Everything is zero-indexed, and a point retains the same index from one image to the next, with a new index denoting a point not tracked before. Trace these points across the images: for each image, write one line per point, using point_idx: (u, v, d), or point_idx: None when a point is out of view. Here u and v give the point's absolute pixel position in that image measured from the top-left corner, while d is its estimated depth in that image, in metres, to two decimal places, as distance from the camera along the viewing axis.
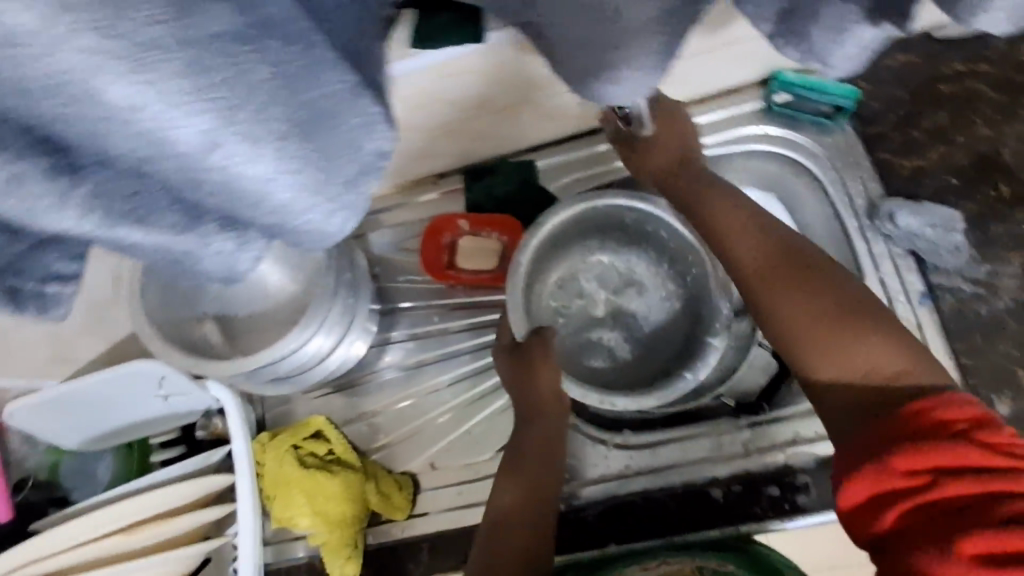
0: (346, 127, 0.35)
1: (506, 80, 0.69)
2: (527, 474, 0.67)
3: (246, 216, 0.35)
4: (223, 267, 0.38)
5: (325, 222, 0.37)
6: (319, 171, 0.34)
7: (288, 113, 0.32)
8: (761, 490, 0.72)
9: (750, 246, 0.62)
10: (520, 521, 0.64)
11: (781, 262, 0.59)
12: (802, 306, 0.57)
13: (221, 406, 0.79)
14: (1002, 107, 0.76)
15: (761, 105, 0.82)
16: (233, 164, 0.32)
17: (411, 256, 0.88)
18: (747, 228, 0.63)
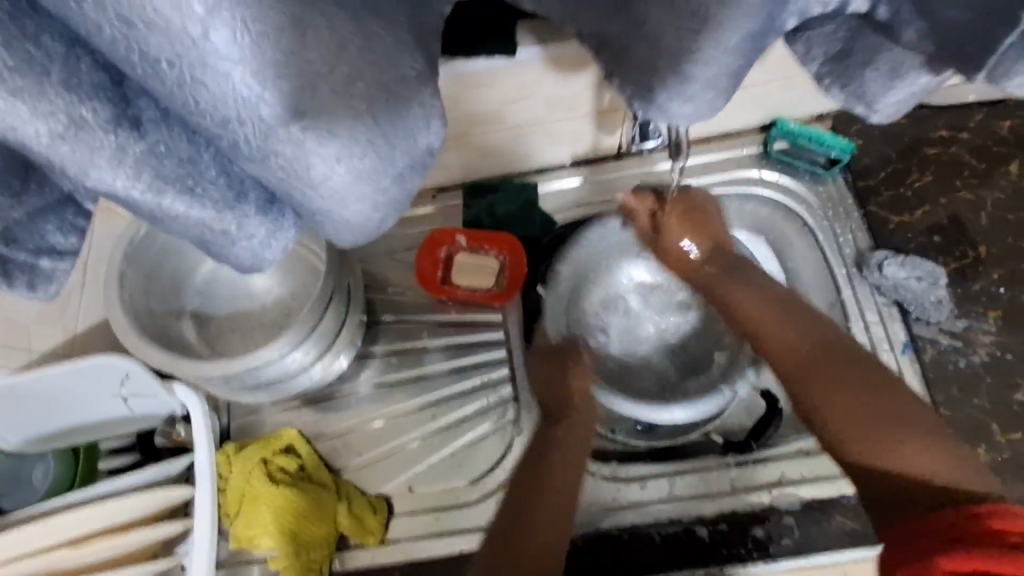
0: (411, 120, 0.37)
1: (527, 95, 0.72)
2: (559, 459, 0.67)
3: (300, 195, 0.36)
4: (249, 254, 0.40)
5: (370, 212, 0.38)
6: (379, 158, 0.37)
7: (366, 91, 0.35)
8: (745, 529, 0.72)
9: (786, 335, 0.66)
10: (551, 502, 0.64)
11: (826, 361, 0.62)
12: (842, 398, 0.59)
13: (185, 412, 0.74)
14: (981, 173, 0.81)
15: (759, 150, 0.85)
16: (308, 135, 0.33)
17: (401, 269, 0.86)
18: (788, 324, 0.66)
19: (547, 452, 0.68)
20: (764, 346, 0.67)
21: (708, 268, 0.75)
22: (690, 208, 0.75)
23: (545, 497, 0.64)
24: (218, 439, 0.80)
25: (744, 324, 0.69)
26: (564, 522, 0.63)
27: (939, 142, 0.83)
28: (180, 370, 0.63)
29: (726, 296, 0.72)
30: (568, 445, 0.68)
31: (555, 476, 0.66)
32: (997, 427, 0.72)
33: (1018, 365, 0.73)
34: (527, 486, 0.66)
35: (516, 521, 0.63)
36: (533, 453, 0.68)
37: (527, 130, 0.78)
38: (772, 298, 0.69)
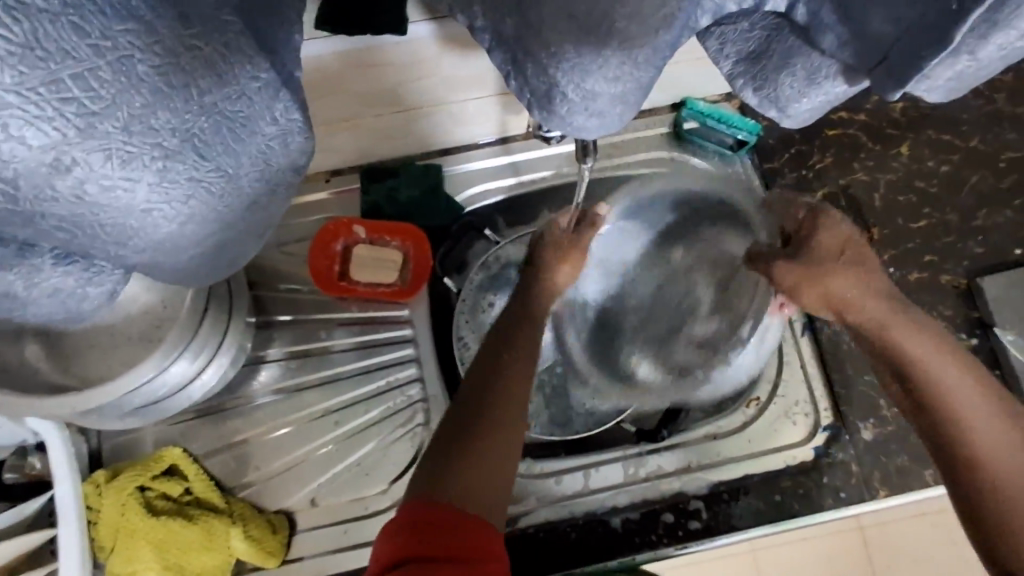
0: (260, 136, 0.34)
1: (425, 77, 0.65)
2: (512, 385, 0.53)
3: (100, 249, 0.33)
4: (59, 309, 0.35)
5: (211, 252, 0.38)
6: (209, 196, 0.33)
7: (178, 126, 0.30)
8: (657, 516, 0.73)
9: (971, 386, 0.51)
10: (496, 441, 0.49)
11: (1007, 431, 0.49)
12: (1019, 478, 0.47)
13: (40, 440, 0.65)
14: (876, 155, 0.84)
15: (669, 130, 0.83)
16: (87, 190, 0.29)
17: (295, 262, 0.78)
18: (963, 359, 0.53)
19: (495, 369, 0.53)
20: (936, 408, 0.51)
21: (883, 305, 0.56)
22: (845, 242, 0.59)
23: (488, 450, 0.48)
24: (88, 464, 0.71)
25: (878, 338, 0.55)
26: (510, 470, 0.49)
27: (838, 123, 0.85)
28: (17, 412, 0.54)
29: (894, 342, 0.54)
30: (523, 365, 0.54)
31: (505, 407, 0.51)
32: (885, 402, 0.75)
33: None
34: (472, 405, 0.51)
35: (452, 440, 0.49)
36: (479, 369, 0.54)
37: (428, 112, 0.72)
38: (945, 346, 0.53)
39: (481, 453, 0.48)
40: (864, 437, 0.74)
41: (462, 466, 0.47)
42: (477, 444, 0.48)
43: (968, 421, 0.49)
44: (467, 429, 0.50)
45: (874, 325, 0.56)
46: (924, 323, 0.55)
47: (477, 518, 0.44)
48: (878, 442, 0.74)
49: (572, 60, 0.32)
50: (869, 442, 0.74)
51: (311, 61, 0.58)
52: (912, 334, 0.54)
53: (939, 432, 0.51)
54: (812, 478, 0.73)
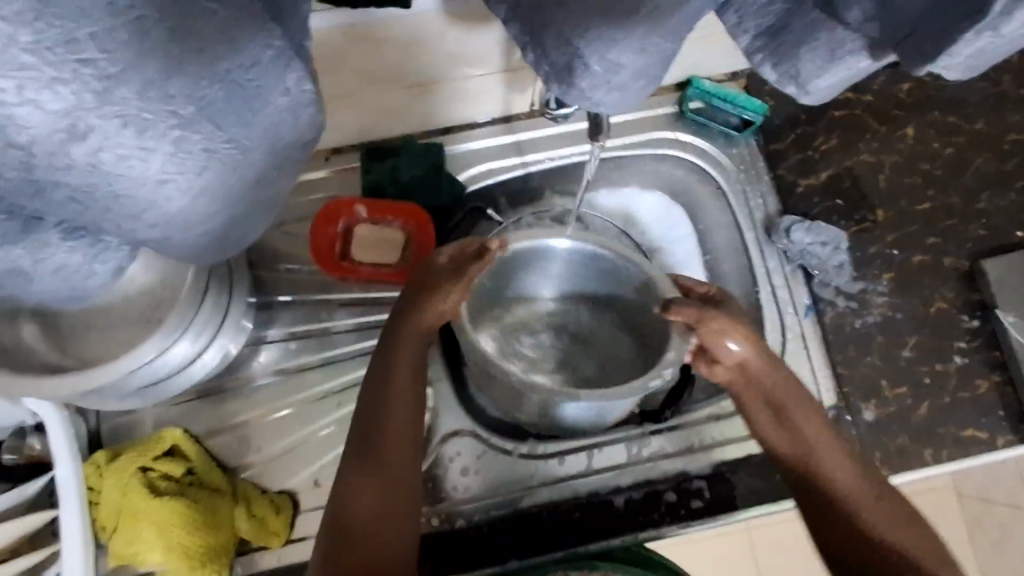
0: (273, 109, 0.32)
1: (427, 54, 0.64)
2: (395, 403, 0.60)
3: (110, 221, 0.33)
4: (61, 287, 0.37)
5: (222, 226, 0.37)
6: (221, 169, 0.33)
7: (193, 97, 0.30)
8: (659, 496, 0.73)
9: (813, 432, 0.60)
10: (388, 450, 0.59)
11: (852, 474, 0.58)
12: (875, 511, 0.56)
13: (40, 420, 0.65)
14: (881, 136, 0.83)
15: (674, 110, 0.82)
16: (103, 162, 0.30)
17: (295, 242, 0.77)
18: (805, 401, 0.61)
19: (385, 383, 0.60)
20: (808, 455, 0.59)
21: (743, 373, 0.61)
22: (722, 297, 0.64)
23: (387, 452, 0.58)
24: (87, 445, 0.70)
25: (749, 401, 0.62)
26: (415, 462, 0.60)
27: (844, 104, 0.84)
28: (19, 389, 0.53)
29: (771, 398, 0.61)
30: (411, 362, 0.61)
31: (398, 414, 0.60)
32: (886, 382, 0.76)
33: (906, 325, 0.77)
34: (375, 437, 0.59)
35: (353, 457, 0.58)
36: (371, 391, 0.61)
37: (431, 89, 0.70)
38: (805, 406, 0.61)
39: (383, 466, 0.58)
40: (866, 418, 0.74)
41: (365, 491, 0.57)
42: (383, 461, 0.58)
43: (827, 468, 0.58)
44: (371, 452, 0.58)
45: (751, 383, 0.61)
46: (800, 385, 0.62)
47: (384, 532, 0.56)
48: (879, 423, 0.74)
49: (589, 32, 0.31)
50: (871, 423, 0.74)
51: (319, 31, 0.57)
52: (790, 393, 0.61)
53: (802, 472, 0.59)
54: None
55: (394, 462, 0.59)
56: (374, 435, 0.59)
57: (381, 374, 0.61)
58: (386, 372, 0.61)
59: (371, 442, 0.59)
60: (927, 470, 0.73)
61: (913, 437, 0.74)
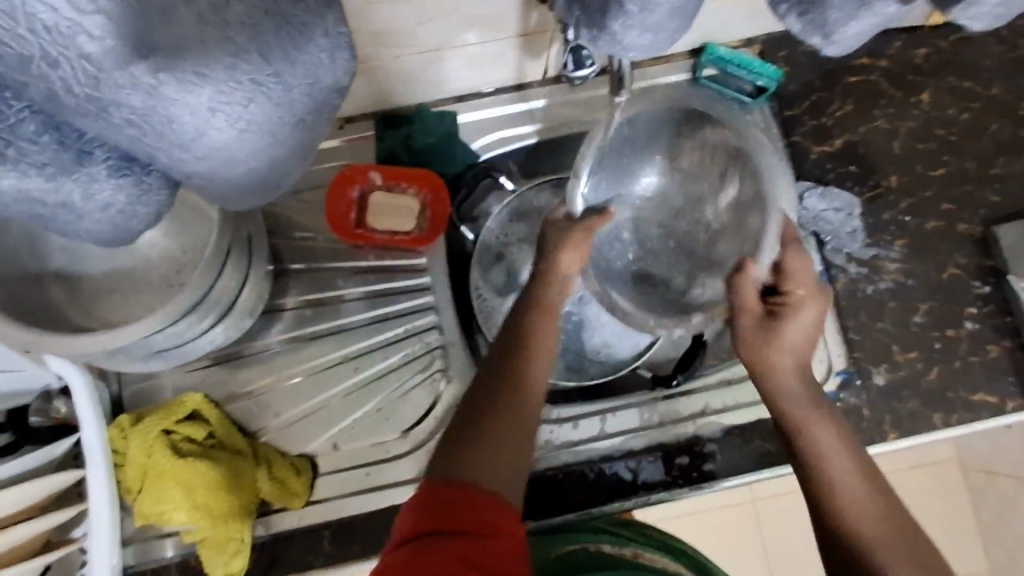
0: (314, 49, 0.31)
1: (445, 17, 0.64)
2: (525, 364, 0.56)
3: (159, 158, 0.31)
4: (107, 225, 0.35)
5: (262, 166, 0.35)
6: (271, 103, 0.31)
7: (244, 21, 0.28)
8: (672, 459, 0.74)
9: (830, 445, 0.54)
10: (516, 401, 0.54)
11: (872, 509, 0.51)
12: (892, 549, 0.50)
13: (65, 383, 0.66)
14: (896, 102, 0.83)
15: (688, 76, 0.81)
16: (161, 84, 0.28)
17: (310, 209, 0.78)
18: (831, 420, 0.56)
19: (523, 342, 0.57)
20: (817, 468, 0.54)
21: (792, 369, 0.57)
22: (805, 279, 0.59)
23: (507, 416, 0.53)
24: (110, 409, 0.72)
25: (773, 402, 0.58)
26: (528, 427, 0.54)
27: (860, 70, 0.83)
28: (48, 348, 0.54)
29: (794, 412, 0.56)
30: (547, 338, 0.59)
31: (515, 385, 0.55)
32: (897, 347, 0.76)
33: (918, 291, 0.78)
34: (480, 407, 0.54)
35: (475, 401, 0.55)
36: (507, 337, 0.59)
37: (447, 53, 0.70)
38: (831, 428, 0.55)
39: (498, 426, 0.53)
40: (876, 382, 0.75)
41: (480, 444, 0.51)
42: (498, 434, 0.52)
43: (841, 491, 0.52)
44: (489, 417, 0.53)
45: (789, 386, 0.57)
46: (828, 409, 0.57)
47: (477, 505, 0.47)
48: (890, 387, 0.75)
49: None
50: (881, 387, 0.75)
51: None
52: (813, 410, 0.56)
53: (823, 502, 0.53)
54: None
55: (500, 442, 0.52)
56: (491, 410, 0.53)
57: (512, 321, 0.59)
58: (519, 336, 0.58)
59: (505, 381, 0.55)
60: (937, 433, 0.74)
61: (923, 401, 0.74)
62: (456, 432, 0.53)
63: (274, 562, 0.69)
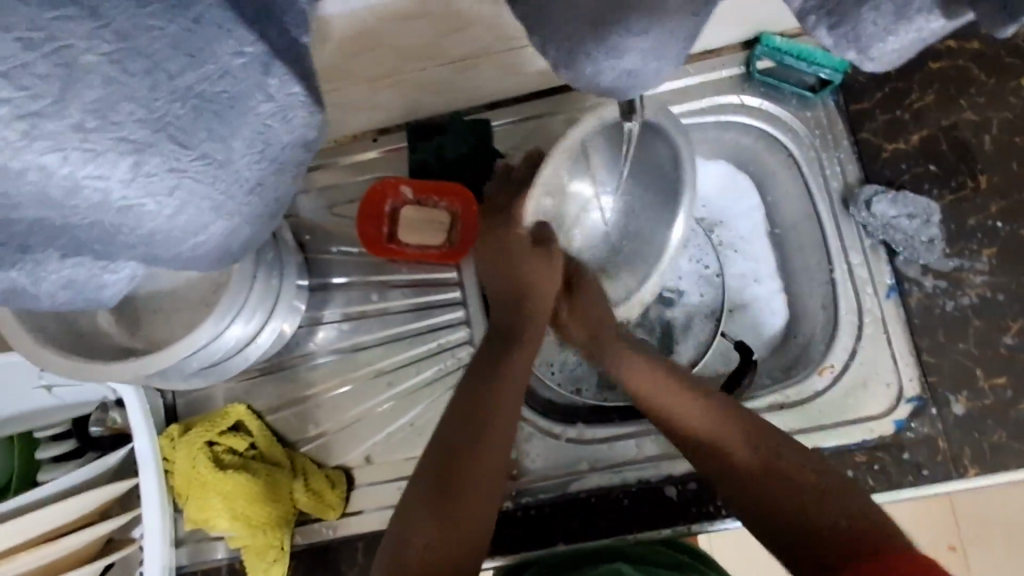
0: (252, 115, 0.32)
1: (465, 28, 0.61)
2: (493, 432, 0.60)
3: (105, 251, 0.34)
4: (69, 308, 0.39)
5: (221, 241, 0.36)
6: (200, 185, 0.32)
7: (146, 118, 0.29)
8: (716, 487, 0.69)
9: (675, 397, 0.64)
10: (483, 457, 0.58)
11: (809, 492, 0.54)
12: (783, 491, 0.55)
13: (119, 396, 0.70)
14: (988, 90, 0.72)
15: (740, 71, 0.75)
16: (69, 191, 0.30)
17: (347, 223, 0.78)
18: (673, 386, 0.64)
19: (478, 409, 0.61)
20: (698, 431, 0.61)
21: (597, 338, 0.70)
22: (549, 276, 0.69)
23: (475, 460, 0.58)
24: (165, 417, 0.76)
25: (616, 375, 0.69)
26: (493, 483, 0.58)
27: (944, 54, 0.73)
28: (85, 375, 0.57)
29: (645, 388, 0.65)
30: (511, 396, 0.63)
31: (494, 423, 0.61)
32: (981, 372, 0.67)
33: (1009, 307, 0.68)
34: (461, 438, 0.59)
35: (440, 466, 0.58)
36: (471, 402, 0.62)
37: (473, 63, 0.68)
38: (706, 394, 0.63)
39: (471, 491, 0.57)
40: (955, 411, 0.67)
41: (469, 494, 0.56)
42: (472, 463, 0.58)
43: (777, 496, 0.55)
44: (449, 484, 0.57)
45: (647, 377, 0.66)
46: (677, 379, 0.65)
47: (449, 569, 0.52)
48: (971, 417, 0.67)
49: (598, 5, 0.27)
50: (961, 417, 0.67)
51: (343, 16, 0.54)
52: (652, 366, 0.67)
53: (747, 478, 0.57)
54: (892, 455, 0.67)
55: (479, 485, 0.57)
56: (463, 455, 0.58)
57: (483, 398, 0.62)
58: (483, 394, 0.62)
59: (467, 449, 0.59)
60: None
61: (1012, 433, 0.66)
62: (437, 493, 0.56)
63: (311, 572, 0.71)
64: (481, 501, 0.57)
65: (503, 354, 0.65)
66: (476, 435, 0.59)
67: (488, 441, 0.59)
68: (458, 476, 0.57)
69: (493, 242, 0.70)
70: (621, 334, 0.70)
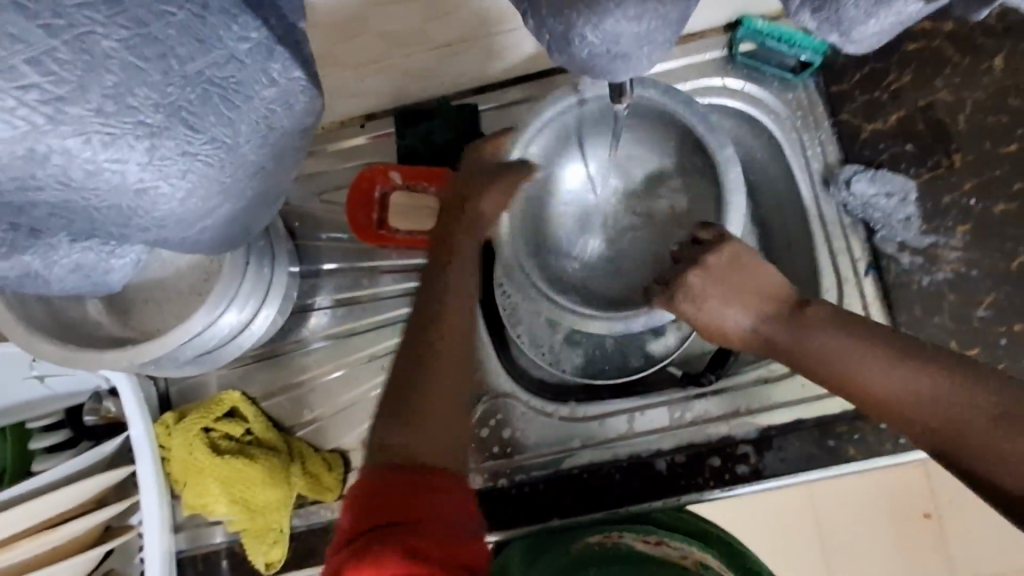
0: (256, 100, 0.36)
1: (453, 12, 0.61)
2: (450, 345, 0.54)
3: (115, 230, 0.38)
4: (80, 282, 0.43)
5: (222, 224, 0.41)
6: (207, 168, 0.36)
7: (162, 105, 0.33)
8: (703, 460, 0.72)
9: (861, 356, 0.51)
10: (440, 367, 0.52)
11: (920, 381, 0.48)
12: (985, 430, 0.44)
13: (112, 386, 0.70)
14: (963, 70, 0.74)
15: (724, 54, 0.76)
16: (85, 172, 0.33)
17: (336, 209, 0.78)
18: (814, 330, 0.55)
19: (429, 333, 0.55)
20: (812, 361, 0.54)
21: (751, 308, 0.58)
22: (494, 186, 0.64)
23: (440, 368, 0.53)
24: (158, 406, 0.76)
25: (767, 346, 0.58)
26: (457, 388, 0.52)
27: (920, 35, 0.75)
28: (81, 364, 0.57)
29: (802, 341, 0.55)
30: (461, 318, 0.56)
31: (451, 326, 0.55)
32: (956, 344, 0.70)
33: (982, 281, 0.71)
34: (416, 345, 0.54)
35: (407, 386, 0.51)
36: (421, 326, 0.56)
37: (461, 47, 0.68)
38: (841, 325, 0.54)
39: (432, 402, 0.50)
40: None
41: (429, 390, 0.51)
42: (437, 363, 0.53)
43: (885, 388, 0.49)
44: (415, 384, 0.51)
45: (765, 343, 0.57)
46: (822, 322, 0.55)
47: (433, 472, 0.45)
48: None
49: None
50: None
51: (328, 0, 0.55)
52: (815, 327, 0.55)
53: (872, 400, 0.50)
54: (871, 425, 0.70)
55: (438, 381, 0.52)
56: (427, 352, 0.53)
57: (431, 319, 0.56)
58: (436, 317, 0.56)
59: (424, 370, 0.52)
60: None
61: None
62: (403, 411, 0.50)
63: (311, 553, 0.73)
64: (444, 416, 0.50)
65: (440, 277, 0.59)
66: (435, 344, 0.54)
67: (438, 355, 0.53)
68: (422, 381, 0.52)
69: (469, 200, 0.63)
70: (753, 290, 0.58)
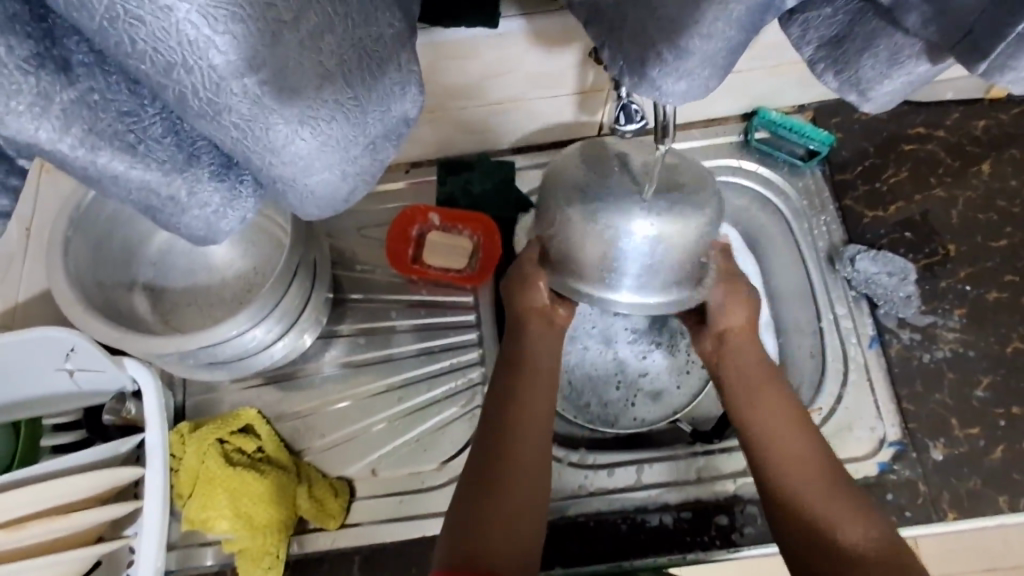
0: (387, 81, 0.35)
1: (510, 71, 0.70)
2: (527, 409, 0.63)
3: (259, 162, 0.33)
4: (202, 224, 0.38)
5: (336, 183, 0.36)
6: (348, 125, 0.34)
7: (338, 48, 0.32)
8: (709, 517, 0.72)
9: (763, 377, 0.65)
10: (522, 457, 0.60)
11: (831, 490, 0.59)
12: (821, 479, 0.59)
13: (138, 388, 0.71)
14: (954, 171, 0.82)
15: (739, 139, 0.84)
16: (265, 94, 0.30)
17: (372, 245, 0.83)
18: (746, 342, 0.66)
19: (509, 442, 0.61)
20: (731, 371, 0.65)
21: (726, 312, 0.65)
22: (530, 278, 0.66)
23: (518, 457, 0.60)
24: (173, 417, 0.77)
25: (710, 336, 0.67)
26: (541, 485, 0.60)
27: (916, 139, 0.84)
28: (129, 346, 0.59)
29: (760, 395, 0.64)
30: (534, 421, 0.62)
31: (528, 410, 0.63)
32: (956, 422, 0.72)
33: (979, 362, 0.74)
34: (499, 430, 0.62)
35: (473, 495, 0.59)
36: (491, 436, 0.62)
37: (508, 106, 0.76)
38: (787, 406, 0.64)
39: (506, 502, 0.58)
40: (933, 456, 0.71)
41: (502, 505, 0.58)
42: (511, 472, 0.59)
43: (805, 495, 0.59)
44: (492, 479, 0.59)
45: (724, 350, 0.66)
46: (752, 338, 0.66)
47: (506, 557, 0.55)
48: (948, 463, 0.71)
49: (667, 13, 0.34)
50: (939, 462, 0.71)
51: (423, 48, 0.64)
52: (772, 386, 0.64)
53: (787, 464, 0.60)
54: (877, 495, 0.70)
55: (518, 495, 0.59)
56: (503, 469, 0.60)
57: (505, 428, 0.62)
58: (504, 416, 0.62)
59: (493, 460, 0.60)
60: (1002, 517, 0.69)
61: (985, 480, 0.70)
62: (468, 501, 0.58)
63: None
64: (524, 523, 0.58)
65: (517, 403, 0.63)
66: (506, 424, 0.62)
67: (522, 480, 0.59)
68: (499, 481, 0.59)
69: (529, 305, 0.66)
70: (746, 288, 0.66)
